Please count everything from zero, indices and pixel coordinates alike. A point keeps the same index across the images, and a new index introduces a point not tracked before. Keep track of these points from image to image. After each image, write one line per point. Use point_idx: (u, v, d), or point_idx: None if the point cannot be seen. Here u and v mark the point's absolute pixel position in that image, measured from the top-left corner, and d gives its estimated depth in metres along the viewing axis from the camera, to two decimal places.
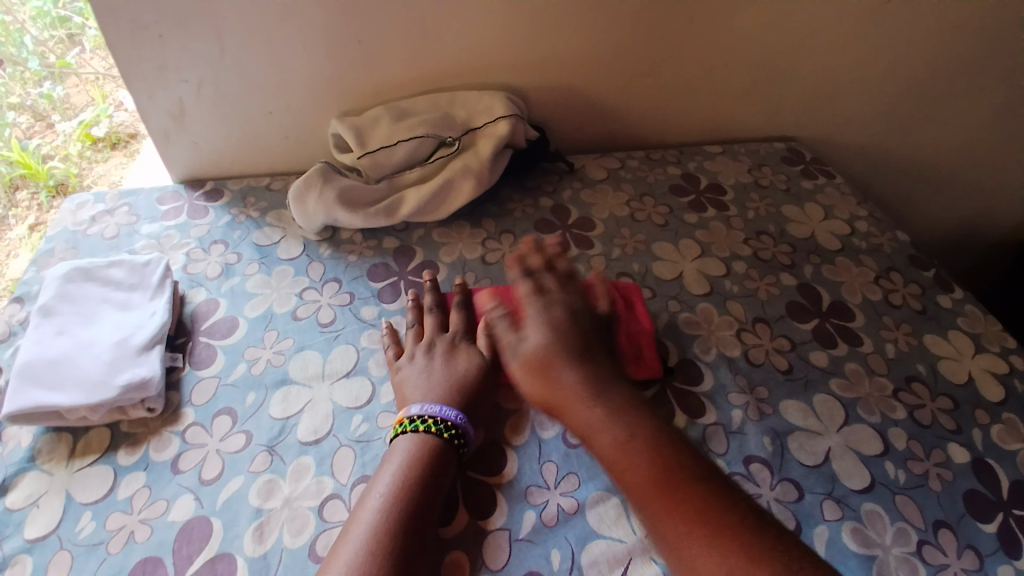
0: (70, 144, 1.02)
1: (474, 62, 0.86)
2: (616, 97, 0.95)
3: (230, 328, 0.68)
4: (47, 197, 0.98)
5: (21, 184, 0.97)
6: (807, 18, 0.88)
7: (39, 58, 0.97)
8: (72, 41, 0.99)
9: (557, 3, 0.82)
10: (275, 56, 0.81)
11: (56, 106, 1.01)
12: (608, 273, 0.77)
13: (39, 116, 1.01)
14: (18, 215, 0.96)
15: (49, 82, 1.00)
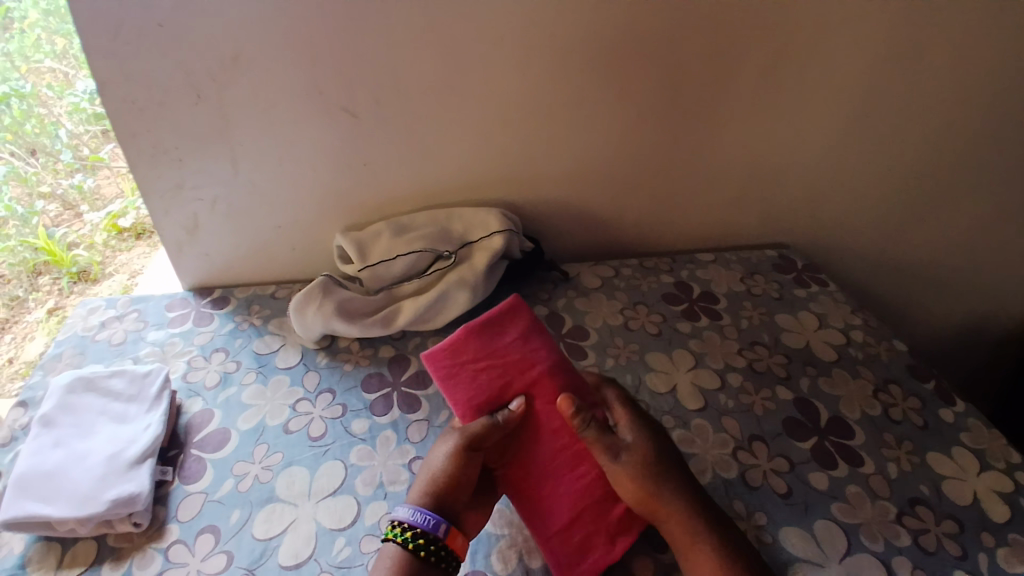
0: (95, 233, 1.18)
1: (473, 179, 0.92)
2: (609, 208, 0.99)
3: (222, 441, 0.68)
4: (68, 282, 1.12)
5: (43, 270, 1.13)
6: (784, 136, 0.93)
7: (72, 150, 1.15)
8: (104, 137, 1.17)
9: (549, 126, 0.88)
10: (285, 175, 0.86)
11: (85, 198, 1.19)
12: None
13: (68, 206, 1.19)
14: (39, 299, 1.11)
15: (81, 173, 1.18)
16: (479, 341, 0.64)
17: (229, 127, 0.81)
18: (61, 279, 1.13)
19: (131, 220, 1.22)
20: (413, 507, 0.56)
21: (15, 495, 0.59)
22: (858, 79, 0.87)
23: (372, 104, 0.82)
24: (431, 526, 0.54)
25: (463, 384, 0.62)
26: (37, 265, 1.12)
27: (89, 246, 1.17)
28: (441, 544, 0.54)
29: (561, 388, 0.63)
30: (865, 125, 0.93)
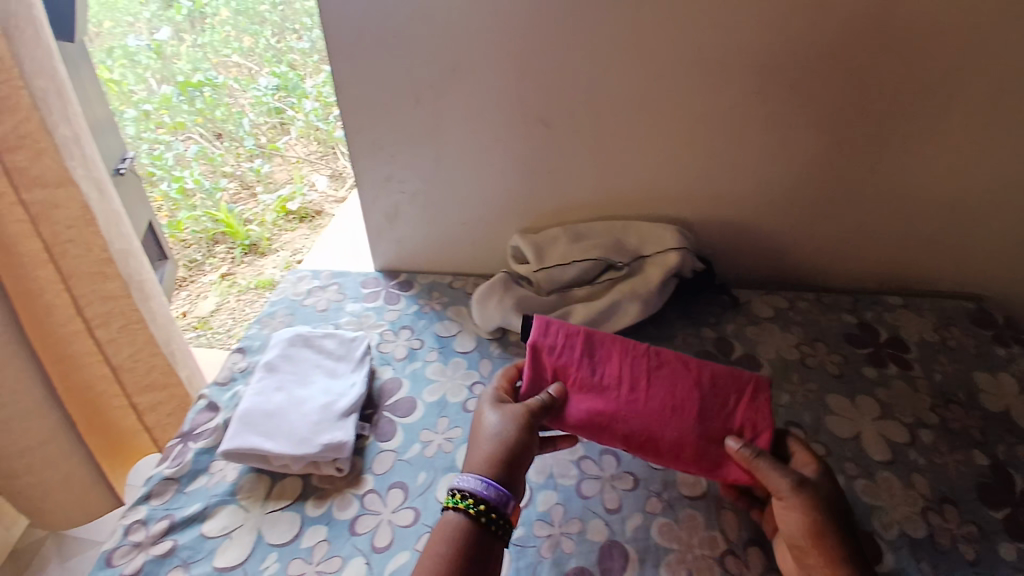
0: (266, 214, 1.69)
1: (651, 193, 0.93)
2: (785, 236, 0.96)
3: (410, 408, 0.75)
4: (240, 250, 1.63)
5: (219, 240, 1.64)
6: (1002, 177, 0.85)
7: (253, 137, 1.79)
8: (281, 128, 1.83)
9: (735, 147, 0.87)
10: (479, 175, 0.93)
11: (262, 180, 1.76)
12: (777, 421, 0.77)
13: (245, 185, 1.75)
14: (213, 263, 1.62)
15: (259, 158, 1.79)
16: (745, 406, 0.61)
17: (439, 128, 0.89)
18: (235, 248, 1.64)
19: (297, 205, 1.70)
20: (474, 477, 0.55)
21: (241, 429, 0.69)
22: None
23: (569, 116, 0.86)
24: (501, 500, 0.54)
25: (689, 385, 0.63)
26: (216, 234, 1.64)
27: (262, 223, 1.67)
28: (507, 517, 0.54)
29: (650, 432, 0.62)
30: None
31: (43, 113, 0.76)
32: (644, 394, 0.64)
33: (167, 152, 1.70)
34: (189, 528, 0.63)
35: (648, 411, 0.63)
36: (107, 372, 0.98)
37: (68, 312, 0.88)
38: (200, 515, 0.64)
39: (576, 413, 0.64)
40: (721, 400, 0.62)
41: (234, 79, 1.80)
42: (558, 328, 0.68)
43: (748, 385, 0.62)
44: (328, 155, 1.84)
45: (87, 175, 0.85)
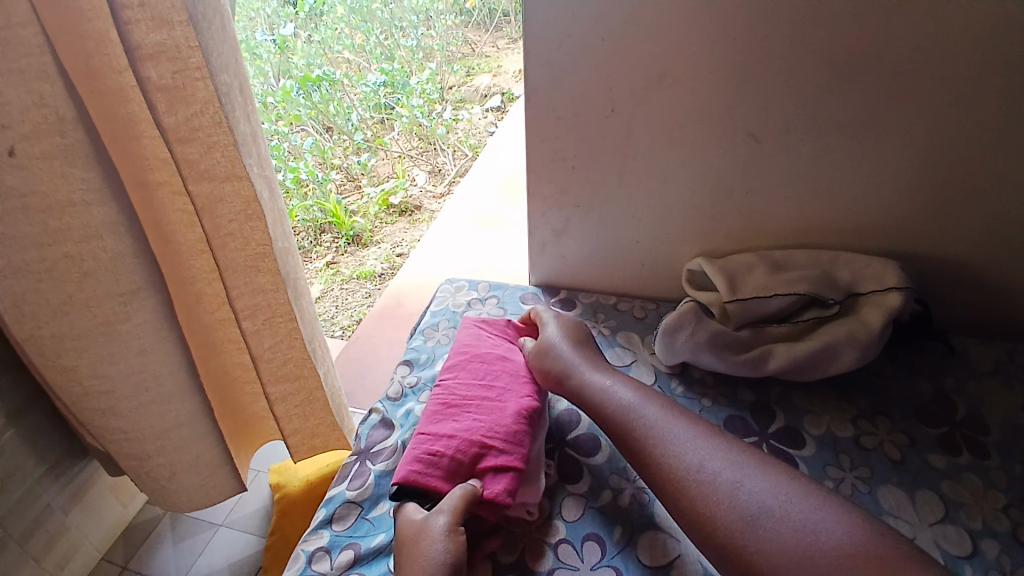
0: (369, 206, 1.71)
1: (859, 224, 0.82)
2: (1020, 282, 0.81)
3: (593, 447, 0.68)
4: (344, 240, 1.65)
5: (325, 229, 1.67)
6: None
7: (359, 130, 1.82)
8: (385, 124, 1.87)
9: (978, 176, 0.74)
10: (661, 192, 0.85)
11: (367, 174, 1.79)
12: (1016, 498, 0.64)
13: (350, 177, 1.79)
14: (320, 251, 1.65)
15: (366, 151, 1.83)
16: (479, 367, 0.69)
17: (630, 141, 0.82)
18: (340, 238, 1.65)
19: (399, 198, 1.74)
20: None
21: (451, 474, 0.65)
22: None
23: (781, 131, 0.76)
24: None
25: (461, 380, 0.68)
26: (322, 224, 1.67)
27: (365, 215, 1.70)
28: None
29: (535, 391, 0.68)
30: None
31: (225, 106, 0.64)
32: (487, 396, 0.66)
33: (285, 143, 1.72)
34: (375, 561, 0.59)
35: (502, 401, 0.66)
36: (244, 359, 0.88)
37: (217, 299, 0.79)
38: (385, 548, 0.60)
39: (492, 469, 0.60)
40: (484, 366, 0.70)
41: (345, 75, 1.82)
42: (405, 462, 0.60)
43: (469, 363, 0.70)
44: (427, 150, 1.88)
45: (262, 174, 0.72)
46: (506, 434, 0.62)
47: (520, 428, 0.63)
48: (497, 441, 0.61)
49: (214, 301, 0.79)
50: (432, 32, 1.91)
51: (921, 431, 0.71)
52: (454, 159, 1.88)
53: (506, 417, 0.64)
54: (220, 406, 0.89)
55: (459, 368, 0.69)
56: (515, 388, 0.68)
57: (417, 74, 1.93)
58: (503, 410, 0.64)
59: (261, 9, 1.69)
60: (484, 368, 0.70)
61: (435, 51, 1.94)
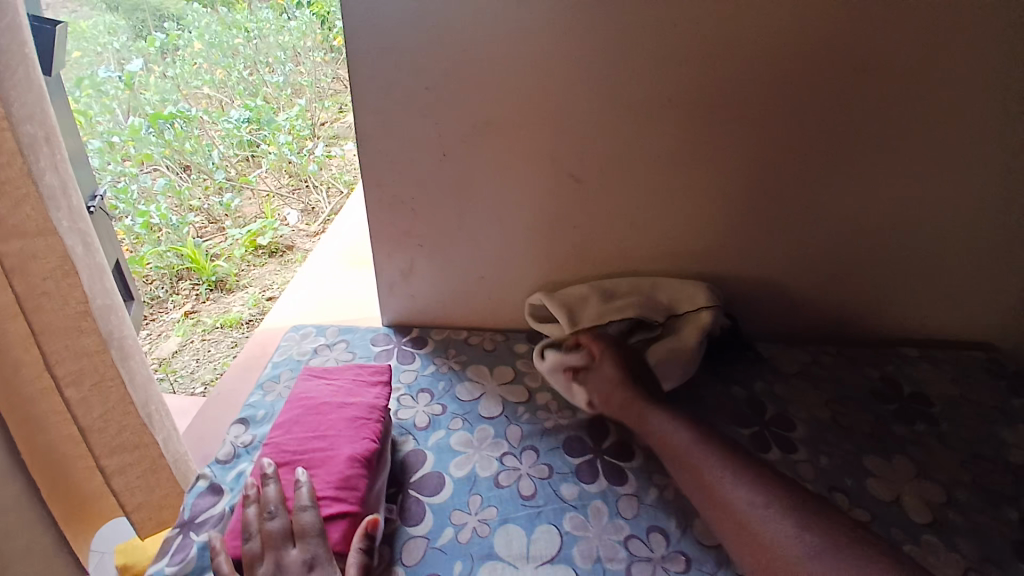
0: (235, 248, 1.63)
1: (675, 250, 0.91)
2: (807, 294, 0.95)
3: (437, 486, 0.69)
4: (205, 287, 1.54)
5: (186, 275, 1.54)
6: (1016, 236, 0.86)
7: (221, 170, 1.70)
8: (252, 160, 1.77)
9: (762, 205, 0.86)
10: (503, 230, 0.89)
11: (230, 215, 1.69)
12: (819, 486, 0.73)
13: (212, 219, 1.68)
14: (177, 299, 1.52)
15: (228, 192, 1.71)
16: (310, 419, 0.67)
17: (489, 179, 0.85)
18: (200, 284, 1.55)
19: (267, 239, 1.68)
20: None
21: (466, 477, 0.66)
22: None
23: (599, 171, 0.84)
24: None
25: (291, 434, 0.64)
26: (181, 269, 1.53)
27: (229, 258, 1.61)
28: None
29: (373, 430, 0.66)
30: None
31: (28, 158, 0.58)
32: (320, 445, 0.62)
33: (133, 186, 1.52)
34: None
35: (336, 445, 0.62)
36: (73, 432, 0.72)
37: (38, 368, 0.65)
38: None
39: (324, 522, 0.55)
40: (317, 415, 0.67)
41: (204, 111, 1.70)
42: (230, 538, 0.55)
43: (301, 415, 0.67)
44: (299, 188, 1.85)
45: (73, 227, 0.65)
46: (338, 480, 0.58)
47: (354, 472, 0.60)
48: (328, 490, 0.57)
49: (35, 371, 0.65)
50: (300, 68, 1.87)
51: (737, 433, 0.79)
52: (329, 197, 1.87)
53: (337, 465, 0.60)
54: (48, 490, 0.72)
55: (290, 423, 0.66)
56: (347, 431, 0.64)
57: (286, 109, 1.88)
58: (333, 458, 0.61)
59: (108, 43, 1.51)
60: (318, 416, 0.67)
61: (304, 87, 1.88)
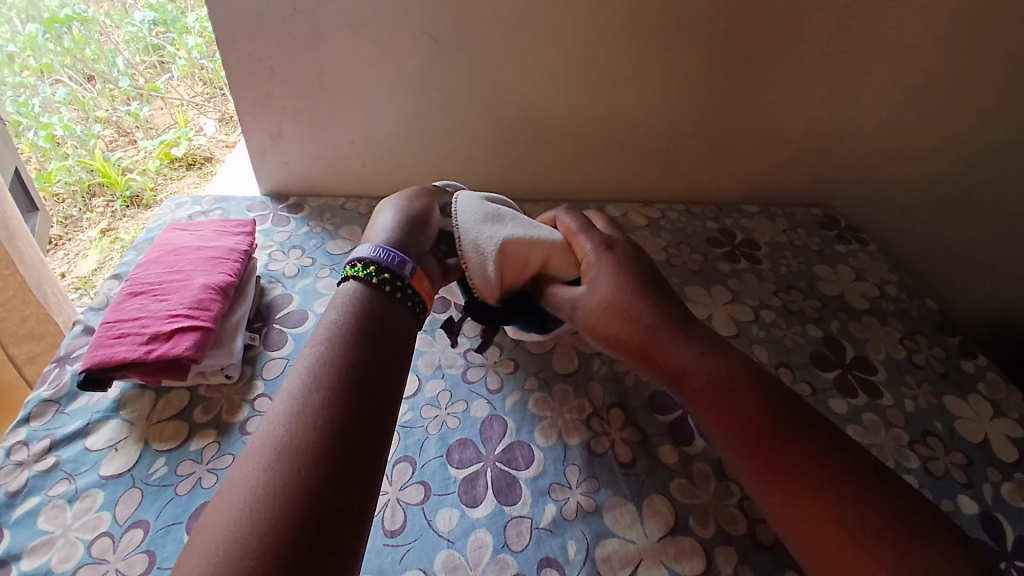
0: (149, 160, 1.36)
1: (536, 110, 0.94)
2: (665, 157, 1.00)
3: (301, 319, 0.76)
4: (121, 205, 1.32)
5: (98, 192, 1.32)
6: (853, 85, 0.91)
7: (129, 79, 1.37)
8: (162, 67, 1.41)
9: (613, 65, 0.89)
10: (365, 93, 0.91)
11: (140, 125, 1.39)
12: None
13: (123, 131, 1.39)
14: (92, 218, 1.31)
15: (136, 102, 1.39)
16: (173, 258, 0.74)
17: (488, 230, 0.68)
18: (115, 202, 1.32)
19: (183, 149, 1.39)
20: None
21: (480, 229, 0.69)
22: (937, 44, 0.86)
23: (450, 28, 0.84)
24: None
25: (154, 271, 0.72)
26: (93, 185, 1.31)
27: (144, 171, 1.36)
28: None
29: (232, 268, 0.74)
30: (931, 89, 0.91)
31: None
32: (179, 279, 0.71)
33: (34, 98, 1.27)
34: (72, 444, 0.62)
35: (194, 280, 0.70)
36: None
37: None
38: (82, 431, 0.63)
39: (175, 334, 0.64)
40: (180, 255, 0.74)
41: (104, 14, 1.32)
42: (92, 347, 0.64)
43: (164, 256, 0.74)
44: (216, 98, 1.46)
45: None
46: (192, 305, 0.67)
47: (209, 298, 0.68)
48: (181, 311, 0.66)
49: None
50: None
51: None
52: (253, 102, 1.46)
53: (192, 294, 0.68)
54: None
55: (152, 263, 0.73)
56: (207, 267, 0.72)
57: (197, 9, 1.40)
58: (190, 289, 0.69)
59: None
60: (181, 257, 0.74)
61: None
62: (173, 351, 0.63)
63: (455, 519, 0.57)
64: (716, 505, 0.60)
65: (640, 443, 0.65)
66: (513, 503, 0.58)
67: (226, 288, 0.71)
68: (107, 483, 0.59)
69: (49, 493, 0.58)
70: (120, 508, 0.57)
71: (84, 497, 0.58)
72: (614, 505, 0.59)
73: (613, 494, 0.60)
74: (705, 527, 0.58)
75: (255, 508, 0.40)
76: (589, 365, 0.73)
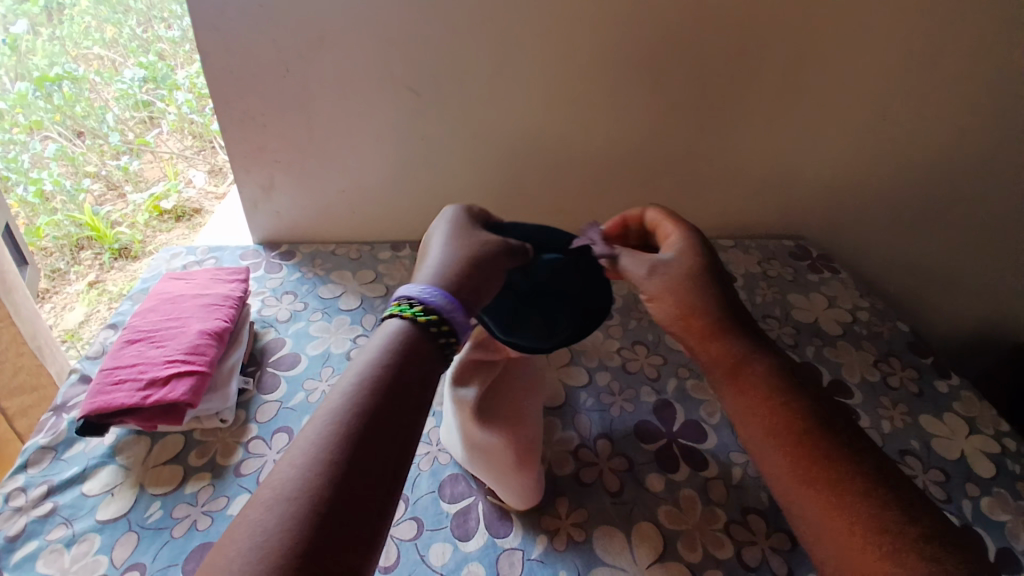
0: (139, 214, 1.38)
1: (516, 155, 0.98)
2: (641, 195, 1.05)
3: (294, 362, 0.79)
4: (109, 257, 1.33)
5: (87, 246, 1.33)
6: (813, 124, 0.97)
7: (119, 134, 1.42)
8: (151, 122, 1.47)
9: (587, 112, 0.94)
10: (354, 143, 0.96)
11: (131, 179, 1.43)
12: (625, 340, 0.85)
13: (112, 186, 1.42)
14: (81, 271, 1.32)
15: (126, 156, 1.44)
16: (169, 306, 0.76)
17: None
18: (103, 254, 1.33)
19: (172, 202, 1.42)
20: None
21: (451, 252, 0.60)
22: (889, 88, 0.93)
23: (433, 82, 0.90)
24: None
25: (149, 319, 0.74)
26: (81, 240, 1.32)
27: (133, 224, 1.38)
28: None
29: (227, 314, 0.76)
30: (888, 129, 0.97)
31: None
32: (176, 326, 0.73)
33: (23, 155, 1.29)
34: (69, 489, 0.63)
35: (190, 327, 0.73)
36: None
37: None
38: (80, 476, 0.64)
39: (173, 379, 0.66)
40: (175, 303, 0.77)
41: (93, 72, 1.39)
42: (91, 394, 0.65)
43: (159, 304, 0.77)
44: (205, 149, 1.53)
45: None
46: (189, 350, 0.69)
47: (205, 344, 0.71)
48: (178, 357, 0.68)
49: None
50: None
51: None
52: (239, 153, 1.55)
53: (189, 339, 0.71)
54: None
55: (148, 311, 0.76)
56: (202, 313, 0.75)
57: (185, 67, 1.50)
58: (187, 335, 0.71)
59: None
60: (177, 304, 0.76)
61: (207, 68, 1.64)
62: (169, 396, 0.64)
63: (448, 553, 0.58)
64: (703, 529, 0.61)
65: (627, 471, 0.66)
66: (505, 535, 0.60)
67: (221, 333, 0.73)
68: (105, 527, 0.59)
69: (47, 537, 0.59)
70: (117, 552, 0.57)
71: (82, 541, 0.58)
72: (603, 533, 0.60)
73: (601, 522, 0.61)
74: (692, 550, 0.59)
75: (270, 508, 0.33)
76: (577, 397, 0.76)
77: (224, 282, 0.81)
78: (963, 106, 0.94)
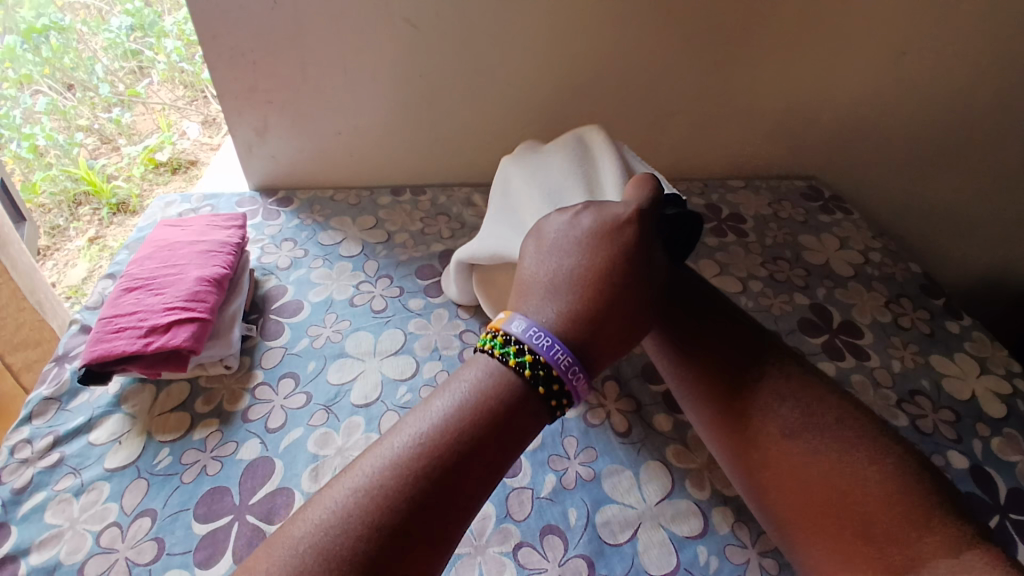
0: (134, 167, 1.34)
1: (519, 93, 0.94)
2: (648, 136, 1.01)
3: (297, 309, 0.77)
4: (108, 213, 1.31)
5: (85, 201, 1.31)
6: (831, 57, 0.92)
7: (109, 85, 1.37)
8: (141, 73, 1.40)
9: (593, 47, 0.90)
10: (349, 82, 0.92)
11: (123, 131, 1.39)
12: None
13: (106, 139, 1.38)
14: (81, 227, 1.30)
15: (119, 108, 1.38)
16: (166, 253, 0.74)
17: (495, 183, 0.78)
18: (102, 209, 1.31)
19: (167, 154, 1.36)
20: None
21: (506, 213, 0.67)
22: (913, 15, 0.87)
23: (430, 14, 0.85)
24: None
25: (147, 267, 0.72)
26: (79, 195, 1.30)
27: (129, 177, 1.35)
28: None
29: (225, 261, 0.74)
30: (911, 61, 0.92)
31: None
32: (174, 274, 0.71)
33: (14, 110, 1.29)
34: (75, 439, 0.63)
35: (189, 274, 0.71)
36: None
37: None
38: (85, 426, 0.64)
39: (174, 326, 0.65)
40: (172, 250, 0.75)
41: (80, 21, 1.33)
42: (92, 342, 0.64)
43: (156, 251, 0.75)
44: (198, 100, 1.43)
45: None
46: (188, 297, 0.68)
47: (204, 291, 0.69)
48: (178, 305, 0.67)
49: None
50: None
51: None
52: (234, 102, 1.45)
53: (188, 287, 0.69)
54: None
55: (144, 259, 0.74)
56: (200, 260, 0.73)
57: (173, 12, 1.41)
58: (185, 282, 0.70)
59: None
60: (173, 252, 0.75)
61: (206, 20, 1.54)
62: (171, 343, 0.63)
63: None
64: (711, 467, 0.61)
65: (636, 413, 0.66)
66: (513, 475, 0.60)
67: (220, 280, 0.72)
68: (113, 476, 0.60)
69: (55, 487, 0.59)
70: (126, 499, 0.58)
71: (91, 490, 0.58)
72: (612, 472, 0.60)
73: (610, 462, 0.61)
74: (700, 487, 0.59)
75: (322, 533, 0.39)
76: None
77: (221, 229, 0.79)
78: (991, 35, 0.88)
